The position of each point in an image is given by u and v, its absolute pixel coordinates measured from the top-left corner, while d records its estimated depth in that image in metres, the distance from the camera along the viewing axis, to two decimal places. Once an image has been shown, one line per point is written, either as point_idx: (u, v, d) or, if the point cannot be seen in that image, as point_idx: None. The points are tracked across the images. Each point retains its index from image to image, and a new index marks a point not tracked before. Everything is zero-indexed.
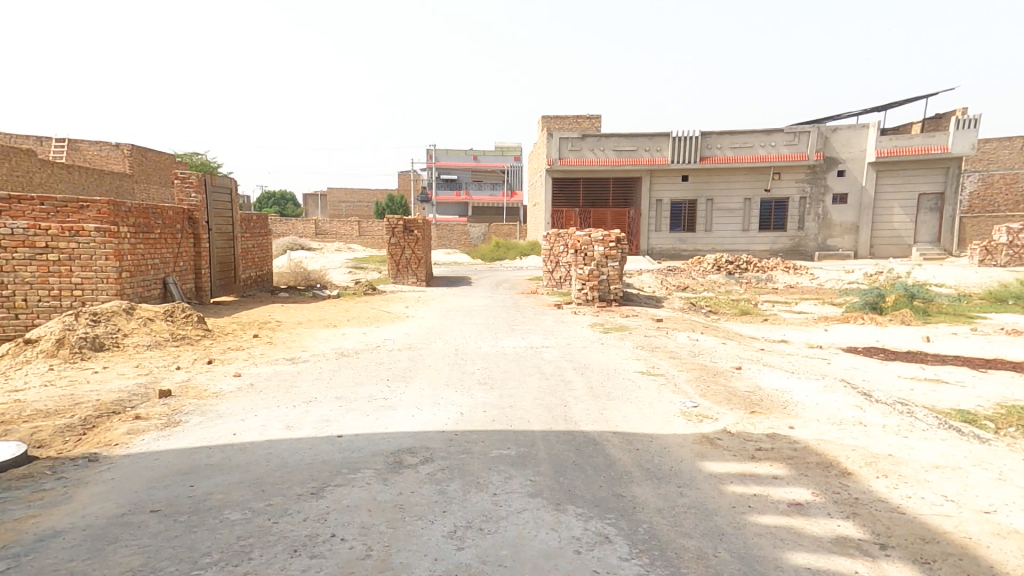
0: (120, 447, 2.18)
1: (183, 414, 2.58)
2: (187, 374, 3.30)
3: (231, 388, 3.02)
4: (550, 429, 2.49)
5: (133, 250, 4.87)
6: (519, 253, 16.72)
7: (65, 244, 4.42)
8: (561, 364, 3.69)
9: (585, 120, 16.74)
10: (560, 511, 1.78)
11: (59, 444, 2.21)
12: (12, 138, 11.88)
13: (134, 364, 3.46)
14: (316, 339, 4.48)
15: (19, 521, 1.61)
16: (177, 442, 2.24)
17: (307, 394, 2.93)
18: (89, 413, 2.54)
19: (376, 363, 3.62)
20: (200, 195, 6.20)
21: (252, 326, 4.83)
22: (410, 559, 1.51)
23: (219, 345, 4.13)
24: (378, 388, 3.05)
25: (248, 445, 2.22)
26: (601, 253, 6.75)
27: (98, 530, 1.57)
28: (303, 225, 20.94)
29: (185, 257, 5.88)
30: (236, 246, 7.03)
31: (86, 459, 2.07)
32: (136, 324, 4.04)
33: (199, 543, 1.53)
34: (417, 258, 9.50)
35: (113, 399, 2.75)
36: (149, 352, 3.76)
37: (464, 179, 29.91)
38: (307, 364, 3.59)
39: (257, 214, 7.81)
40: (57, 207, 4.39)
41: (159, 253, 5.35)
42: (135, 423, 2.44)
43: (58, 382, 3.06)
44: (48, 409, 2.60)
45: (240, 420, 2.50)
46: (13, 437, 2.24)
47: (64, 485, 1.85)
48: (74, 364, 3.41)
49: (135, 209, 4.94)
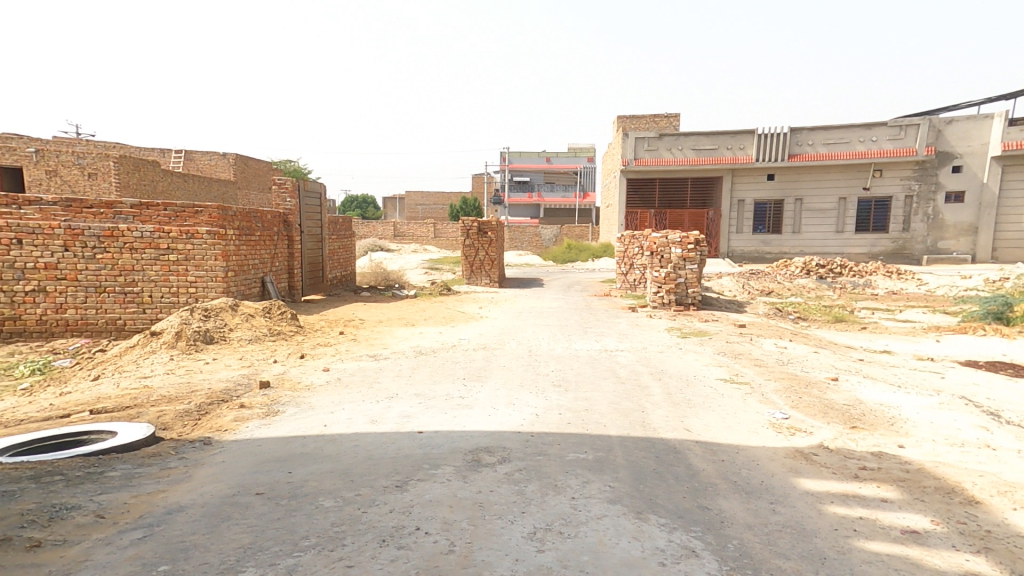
0: (229, 433, 2.38)
1: (283, 405, 2.76)
2: (282, 367, 3.54)
3: (321, 381, 3.21)
4: (628, 436, 2.43)
5: (237, 251, 5.26)
6: (591, 255, 16.61)
7: (183, 246, 4.89)
8: (637, 369, 3.61)
9: (663, 118, 16.35)
10: (641, 520, 1.74)
11: (179, 426, 2.44)
12: (143, 151, 13.47)
13: (238, 356, 3.76)
14: (395, 337, 4.67)
15: (152, 494, 1.79)
16: (276, 430, 2.41)
17: (388, 390, 3.04)
18: (203, 400, 2.78)
19: (452, 362, 3.71)
20: (294, 199, 6.63)
21: (338, 323, 5.12)
22: (491, 558, 1.53)
23: (310, 340, 4.40)
24: (455, 387, 3.12)
25: (337, 437, 2.34)
26: (678, 256, 6.55)
27: (213, 508, 1.71)
28: (383, 228, 21.95)
29: (281, 258, 6.32)
30: (325, 247, 7.49)
31: (202, 442, 2.27)
32: (240, 319, 4.37)
33: (298, 527, 1.64)
34: (491, 260, 9.65)
35: (222, 388, 3.00)
36: (250, 346, 4.07)
37: (536, 182, 30.09)
38: (388, 361, 3.74)
39: (342, 218, 8.29)
40: (177, 212, 4.84)
41: (259, 254, 5.78)
42: (240, 411, 2.64)
43: (177, 370, 3.38)
44: (170, 395, 2.88)
45: (329, 413, 2.64)
46: (143, 419, 2.50)
47: (184, 465, 2.04)
48: (190, 355, 3.75)
49: (240, 214, 5.34)
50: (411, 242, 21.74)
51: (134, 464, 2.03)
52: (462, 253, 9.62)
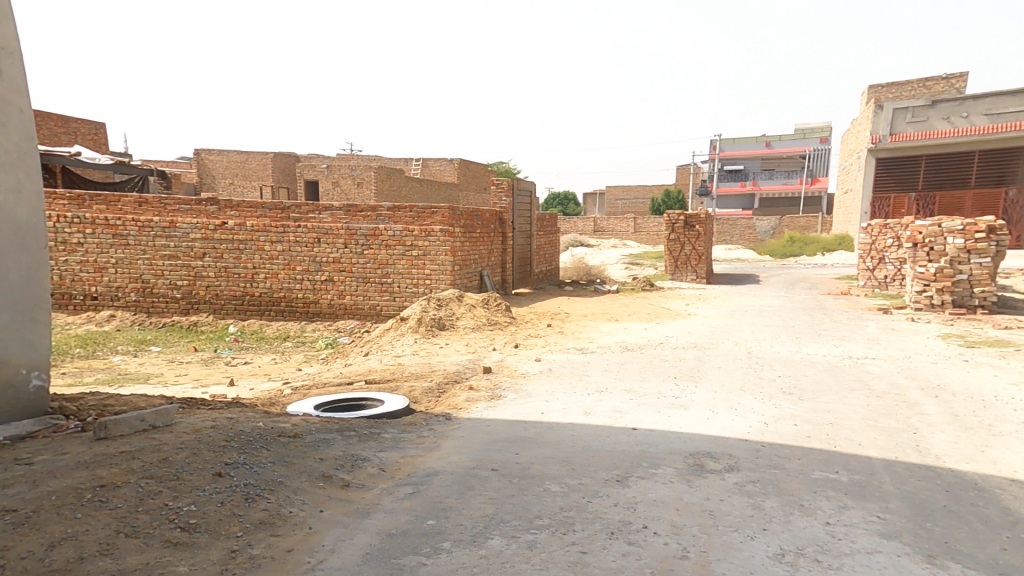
0: (464, 410, 2.63)
1: (506, 389, 2.96)
2: (500, 355, 3.82)
3: (535, 370, 3.38)
4: (894, 460, 2.01)
5: (462, 247, 5.94)
6: (819, 250, 15.04)
7: (422, 243, 5.70)
8: (898, 381, 3.01)
9: (943, 80, 14.69)
10: (935, 567, 1.39)
11: (426, 401, 2.79)
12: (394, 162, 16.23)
13: (464, 342, 4.19)
14: (600, 331, 4.72)
15: (414, 457, 2.06)
16: (501, 413, 2.58)
17: (598, 383, 3.05)
18: (441, 379, 3.14)
19: (658, 360, 3.54)
20: (508, 198, 7.20)
21: (545, 315, 5.38)
22: (734, 573, 1.37)
23: (522, 331, 4.70)
24: (665, 386, 2.98)
25: (555, 425, 2.40)
26: (956, 248, 5.56)
27: (459, 477, 1.88)
28: (586, 224, 22.90)
29: (495, 253, 6.93)
30: (531, 245, 7.95)
31: (445, 416, 2.54)
32: (464, 309, 4.87)
33: (531, 505, 1.70)
34: (698, 254, 9.27)
35: (454, 370, 3.36)
36: (474, 334, 4.51)
37: (751, 170, 29.35)
38: (595, 355, 3.77)
39: (549, 214, 8.75)
40: (419, 213, 5.69)
41: (479, 250, 6.41)
42: (471, 392, 2.91)
43: (420, 351, 3.92)
44: (416, 372, 3.33)
45: (545, 401, 2.74)
46: (399, 391, 2.93)
47: (432, 435, 2.30)
48: (428, 338, 4.33)
49: (465, 213, 6.01)
50: (611, 237, 22.29)
51: (397, 429, 2.37)
52: (665, 248, 9.39)
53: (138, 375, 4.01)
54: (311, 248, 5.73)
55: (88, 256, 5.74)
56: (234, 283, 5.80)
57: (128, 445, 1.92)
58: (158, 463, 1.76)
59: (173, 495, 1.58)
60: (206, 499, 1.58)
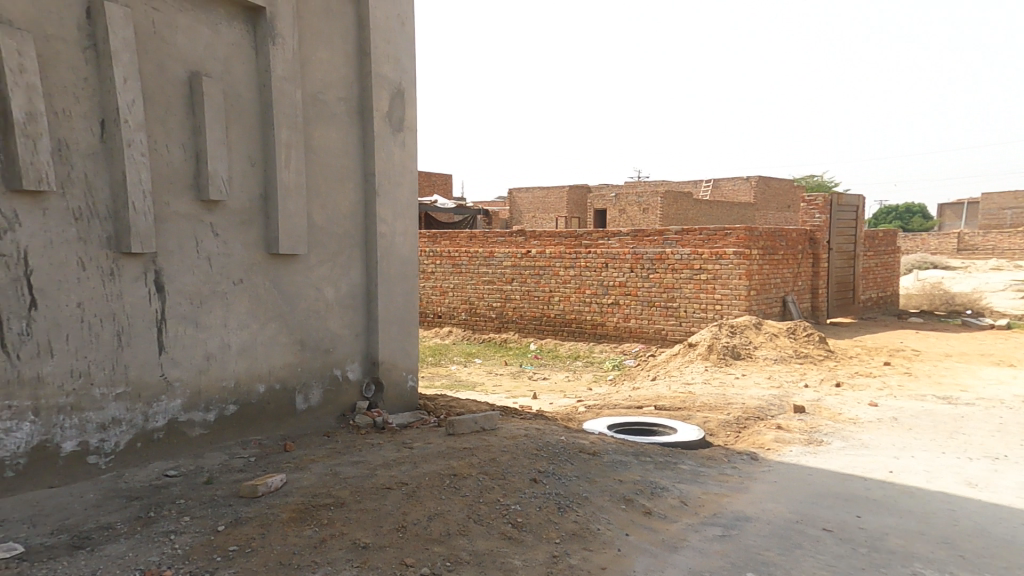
0: (774, 452, 3.31)
1: (825, 437, 3.56)
2: (816, 395, 4.65)
3: (873, 418, 4.04)
4: None
5: (758, 268, 7.09)
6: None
7: (712, 265, 7.12)
8: None
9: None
10: None
11: (724, 435, 3.63)
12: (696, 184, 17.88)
13: (766, 377, 5.26)
14: (971, 384, 5.12)
15: (714, 496, 2.63)
16: (825, 463, 3.14)
17: (972, 444, 3.47)
18: (740, 415, 4.01)
19: (954, 429, 3.81)
20: (822, 216, 8.26)
21: (881, 353, 6.24)
22: None
23: (844, 368, 5.57)
24: (970, 462, 3.16)
25: (914, 491, 2.76)
26: None
27: (780, 530, 2.31)
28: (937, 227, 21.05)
29: (804, 276, 8.03)
30: (827, 265, 8.23)
31: (749, 457, 3.23)
32: (764, 339, 6.10)
33: (846, 565, 2.06)
34: None
35: (757, 406, 4.23)
36: (775, 365, 5.64)
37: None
38: (961, 410, 4.27)
39: (881, 233, 9.41)
40: (713, 236, 7.11)
41: (782, 273, 7.57)
42: (780, 432, 3.63)
43: (714, 382, 5.17)
44: (715, 404, 4.31)
45: (892, 459, 3.20)
46: (698, 421, 3.88)
47: (737, 475, 2.93)
48: (720, 367, 5.61)
49: (764, 235, 7.19)
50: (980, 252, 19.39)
51: (707, 463, 3.10)
52: None
53: (468, 384, 6.15)
54: (600, 271, 7.96)
55: (438, 282, 9.46)
56: (532, 300, 8.57)
57: (468, 442, 2.95)
58: (493, 462, 2.64)
59: (501, 494, 2.35)
60: (529, 502, 2.30)
